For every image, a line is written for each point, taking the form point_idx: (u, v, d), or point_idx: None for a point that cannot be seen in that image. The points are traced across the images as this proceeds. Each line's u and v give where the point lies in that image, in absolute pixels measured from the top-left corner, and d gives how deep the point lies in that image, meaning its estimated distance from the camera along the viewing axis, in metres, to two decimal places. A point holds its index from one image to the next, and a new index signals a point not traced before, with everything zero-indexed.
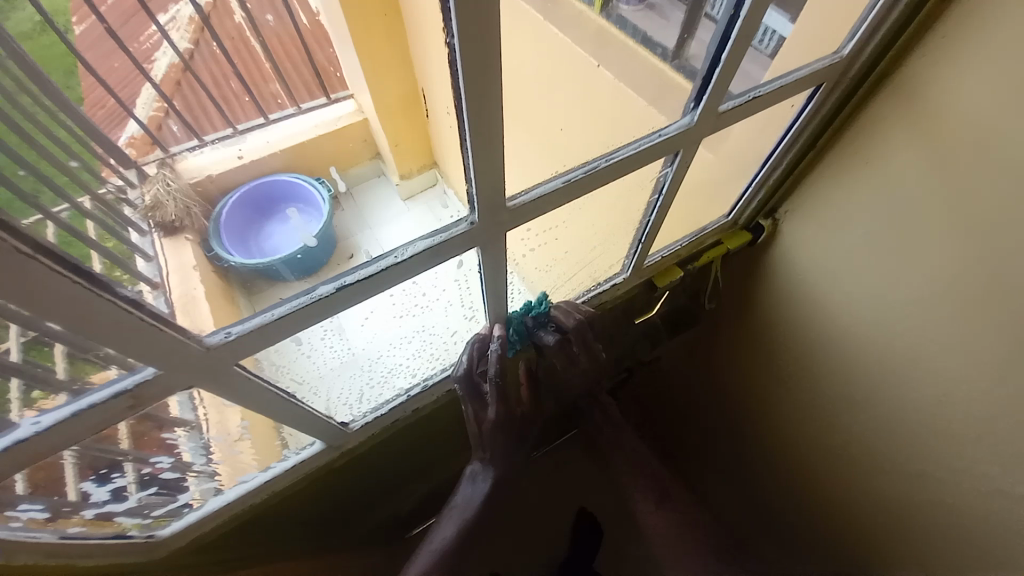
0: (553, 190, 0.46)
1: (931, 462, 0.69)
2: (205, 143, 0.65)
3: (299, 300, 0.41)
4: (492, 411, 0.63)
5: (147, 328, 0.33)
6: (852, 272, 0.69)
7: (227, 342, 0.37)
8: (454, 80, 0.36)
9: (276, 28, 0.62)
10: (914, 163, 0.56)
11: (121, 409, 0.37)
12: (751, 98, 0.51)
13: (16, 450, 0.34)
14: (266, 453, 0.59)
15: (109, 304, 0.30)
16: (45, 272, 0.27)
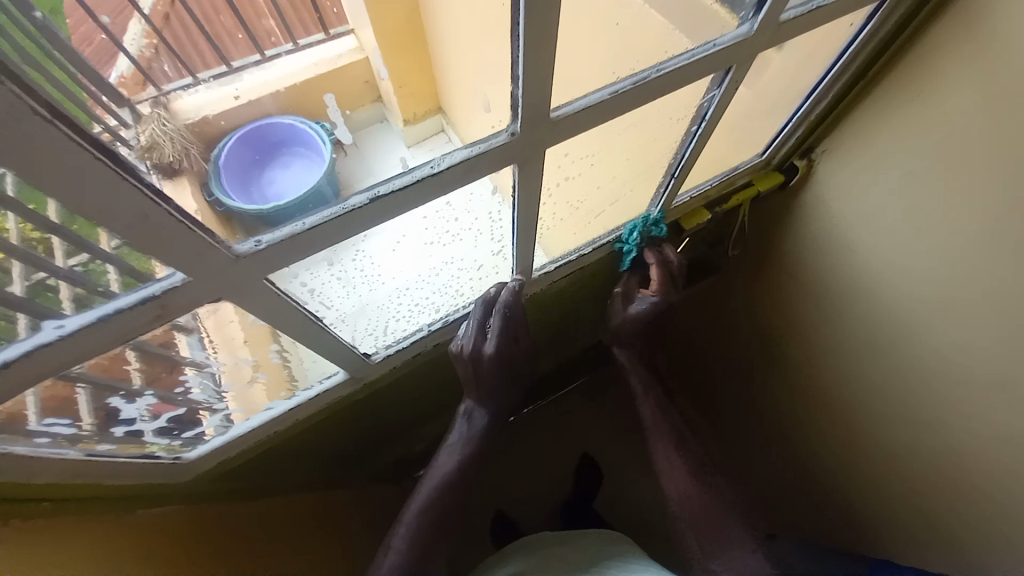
0: (598, 101, 0.43)
1: (954, 402, 0.69)
2: (200, 82, 0.57)
3: (330, 210, 0.40)
4: (490, 346, 0.61)
5: (174, 223, 0.33)
6: (887, 214, 0.66)
7: (256, 250, 0.37)
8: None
9: None
10: (971, 93, 0.53)
11: (147, 318, 0.38)
12: (813, 8, 0.47)
13: (39, 353, 0.35)
14: (277, 387, 0.59)
15: (133, 189, 0.30)
16: (61, 141, 0.26)
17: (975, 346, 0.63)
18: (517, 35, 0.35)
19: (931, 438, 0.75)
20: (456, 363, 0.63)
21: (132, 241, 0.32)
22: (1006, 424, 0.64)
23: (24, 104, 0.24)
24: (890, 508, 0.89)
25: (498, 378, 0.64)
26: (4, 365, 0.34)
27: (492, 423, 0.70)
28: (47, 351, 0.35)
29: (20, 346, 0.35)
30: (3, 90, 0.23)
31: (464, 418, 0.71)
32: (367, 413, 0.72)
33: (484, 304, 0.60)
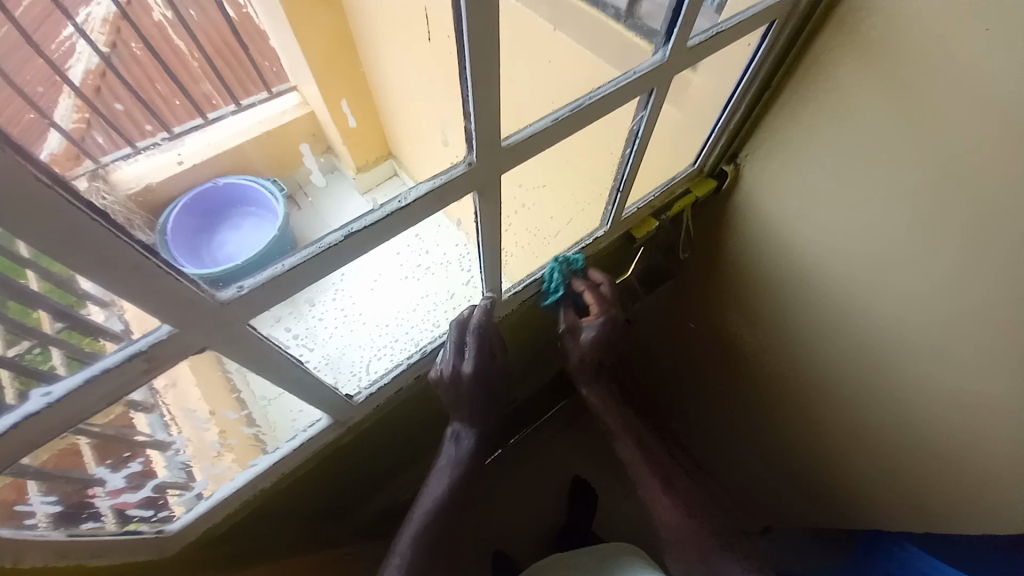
0: (542, 129, 0.48)
1: (898, 362, 0.76)
2: (139, 150, 0.54)
3: (308, 250, 0.42)
4: (469, 364, 0.62)
5: (162, 275, 0.34)
6: (810, 201, 0.74)
7: (240, 294, 0.39)
8: (453, 27, 0.37)
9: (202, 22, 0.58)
10: (858, 90, 0.62)
11: (133, 374, 0.38)
12: (714, 34, 0.57)
13: (28, 424, 0.35)
14: (244, 451, 0.57)
15: (126, 245, 0.31)
16: (64, 203, 0.28)
17: (903, 307, 0.70)
18: (467, 79, 0.39)
19: (885, 399, 0.82)
20: (436, 385, 0.63)
21: (124, 294, 0.33)
22: (947, 378, 0.71)
23: (29, 172, 0.26)
24: (867, 476, 0.95)
25: (479, 396, 0.64)
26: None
27: (478, 443, 0.69)
28: (34, 421, 0.36)
29: (7, 419, 0.35)
30: (8, 159, 0.25)
31: (450, 441, 0.70)
32: (354, 457, 0.71)
33: (460, 323, 0.62)
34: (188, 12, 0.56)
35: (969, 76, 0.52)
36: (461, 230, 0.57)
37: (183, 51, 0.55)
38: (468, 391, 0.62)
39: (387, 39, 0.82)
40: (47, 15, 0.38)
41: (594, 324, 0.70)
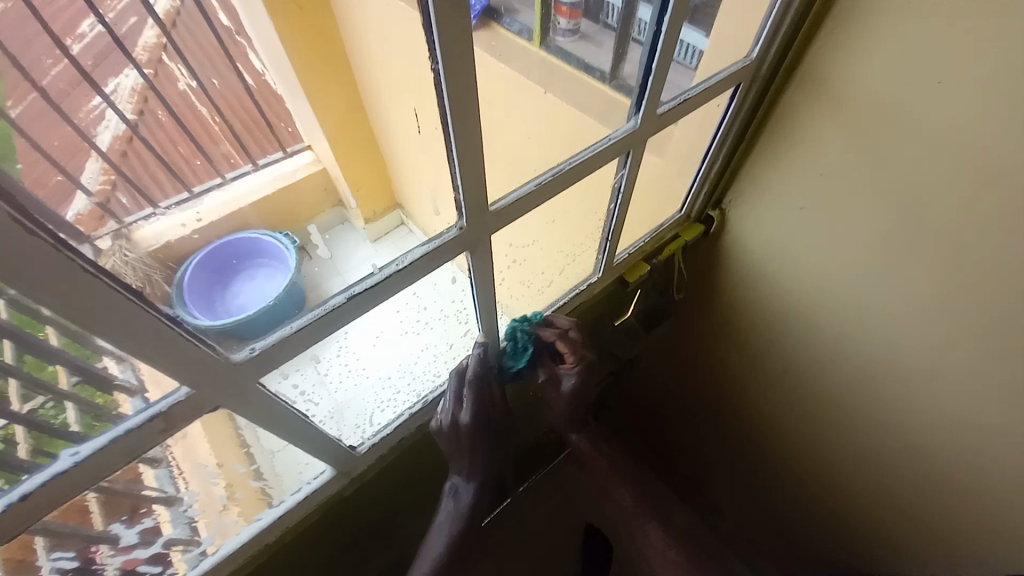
0: (526, 194, 0.52)
1: (901, 392, 0.77)
2: (161, 211, 0.66)
3: (314, 312, 0.45)
4: (466, 412, 0.63)
5: (184, 342, 0.37)
6: (796, 240, 0.78)
7: (251, 356, 0.42)
8: (442, 111, 0.43)
9: (223, 90, 0.83)
10: (825, 141, 0.67)
11: (154, 433, 0.41)
12: (682, 101, 0.62)
13: (56, 482, 0.38)
14: (249, 504, 0.59)
15: (151, 318, 0.35)
16: (102, 286, 0.32)
17: (897, 337, 0.73)
18: (453, 154, 0.44)
19: (893, 430, 0.82)
20: (436, 433, 0.64)
21: (148, 360, 0.37)
22: (950, 406, 0.72)
23: (75, 264, 0.30)
24: (888, 512, 0.93)
25: (480, 443, 0.66)
26: (24, 497, 0.37)
27: (478, 496, 0.69)
28: (61, 479, 0.38)
29: (37, 477, 0.37)
30: (60, 257, 0.29)
31: (450, 495, 0.70)
32: (362, 507, 0.71)
33: (458, 373, 0.64)
34: (211, 84, 0.80)
35: (926, 124, 0.57)
36: (456, 286, 0.61)
37: (205, 118, 0.79)
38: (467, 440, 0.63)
39: (404, 110, 0.94)
40: (73, 86, 0.46)
41: (572, 374, 0.71)
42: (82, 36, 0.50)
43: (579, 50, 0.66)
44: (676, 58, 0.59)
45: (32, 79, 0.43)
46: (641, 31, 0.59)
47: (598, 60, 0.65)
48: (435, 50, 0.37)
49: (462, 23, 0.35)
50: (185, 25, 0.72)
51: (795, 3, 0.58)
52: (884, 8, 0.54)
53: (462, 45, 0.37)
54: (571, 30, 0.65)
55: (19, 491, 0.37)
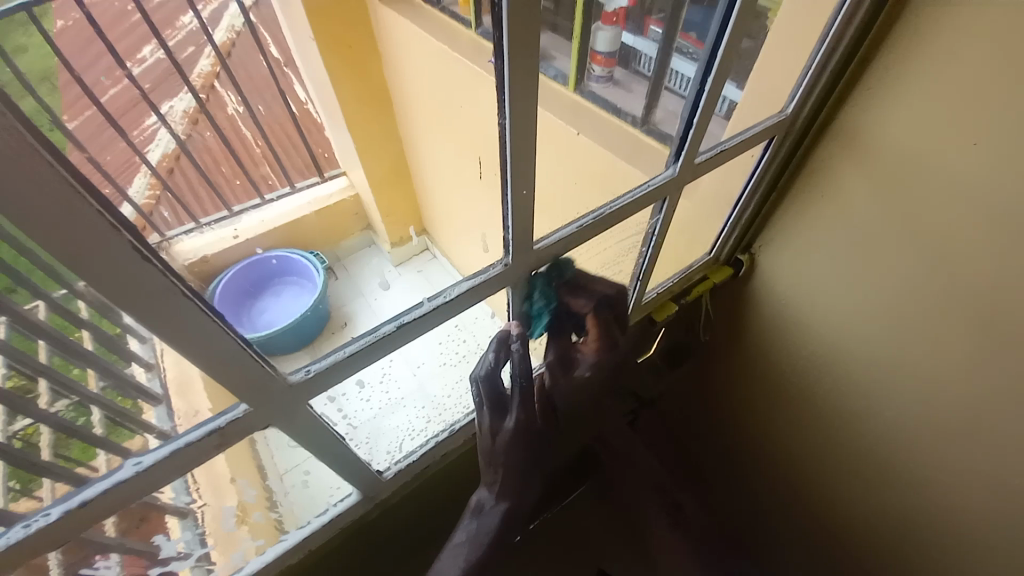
0: (570, 233, 0.55)
1: (948, 455, 0.74)
2: (203, 227, 0.74)
3: (364, 338, 0.47)
4: (511, 421, 0.61)
5: (252, 363, 0.40)
6: (830, 290, 0.78)
7: (307, 376, 0.44)
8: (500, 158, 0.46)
9: (270, 116, 1.09)
10: (859, 196, 0.68)
11: (211, 446, 0.43)
12: (718, 152, 0.64)
13: (115, 490, 0.39)
14: (266, 530, 0.60)
15: (230, 339, 0.38)
16: (197, 310, 0.35)
17: (940, 397, 0.71)
18: (506, 193, 0.47)
19: (940, 494, 0.78)
20: (477, 442, 0.63)
21: (220, 379, 0.39)
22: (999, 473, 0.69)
23: (179, 289, 0.34)
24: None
25: (516, 458, 0.64)
26: (84, 503, 0.39)
27: (503, 520, 0.68)
28: (120, 488, 0.40)
29: (100, 485, 0.39)
30: (164, 281, 0.33)
31: (474, 514, 0.69)
32: (379, 537, 0.70)
33: (488, 374, 0.60)
34: (257, 110, 1.04)
35: (963, 184, 0.57)
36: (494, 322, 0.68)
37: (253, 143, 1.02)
38: (507, 455, 0.61)
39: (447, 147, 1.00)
40: (131, 103, 0.58)
41: (592, 354, 0.74)
42: (142, 60, 0.65)
43: (611, 95, 0.70)
44: (716, 113, 0.62)
45: (92, 96, 0.49)
46: (677, 82, 0.65)
47: (630, 106, 0.70)
48: (502, 104, 0.41)
49: (531, 77, 0.39)
50: (237, 56, 0.96)
51: (833, 62, 0.61)
52: (920, 69, 0.56)
53: (525, 101, 0.40)
54: (605, 77, 0.69)
55: (79, 498, 0.39)
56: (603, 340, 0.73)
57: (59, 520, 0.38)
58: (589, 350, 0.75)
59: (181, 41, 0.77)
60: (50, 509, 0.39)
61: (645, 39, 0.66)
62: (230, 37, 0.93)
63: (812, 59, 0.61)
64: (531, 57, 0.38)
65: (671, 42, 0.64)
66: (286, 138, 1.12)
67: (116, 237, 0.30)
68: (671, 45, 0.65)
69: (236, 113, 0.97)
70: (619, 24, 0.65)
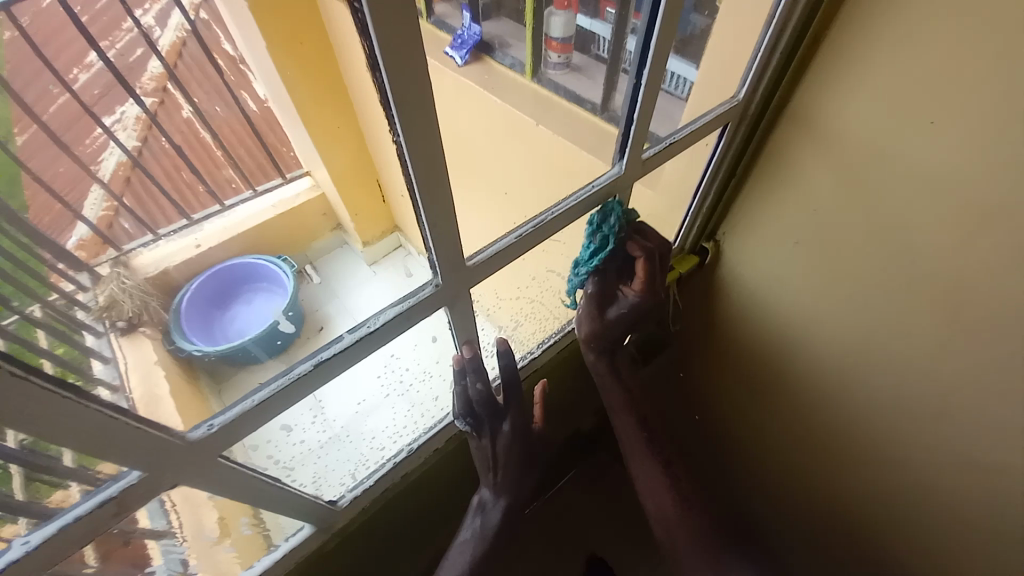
0: (506, 245, 0.54)
1: (918, 429, 0.74)
2: (160, 238, 0.84)
3: (279, 381, 0.44)
4: (508, 425, 0.63)
5: (133, 431, 0.35)
6: (795, 274, 0.77)
7: (209, 433, 0.40)
8: (405, 173, 0.43)
9: (226, 115, 0.97)
10: (819, 178, 0.66)
11: (107, 516, 0.39)
12: (671, 141, 0.62)
13: (7, 572, 0.36)
14: (247, 551, 0.58)
15: (95, 412, 0.33)
16: (37, 389, 0.30)
17: (908, 376, 0.71)
18: (423, 209, 0.43)
19: (916, 468, 0.78)
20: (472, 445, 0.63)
21: (94, 451, 0.35)
22: (965, 446, 0.69)
23: (3, 369, 0.29)
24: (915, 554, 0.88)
25: (516, 456, 0.64)
26: None
27: (506, 516, 0.67)
28: (11, 570, 0.36)
29: None
30: None
31: (476, 512, 0.68)
32: (350, 560, 0.68)
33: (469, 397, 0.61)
34: (214, 111, 0.94)
35: (921, 161, 0.56)
36: (438, 343, 0.65)
37: (209, 143, 0.94)
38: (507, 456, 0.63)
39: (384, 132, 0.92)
40: (71, 119, 0.56)
41: (633, 297, 0.69)
42: (89, 66, 0.61)
43: (571, 83, 0.66)
44: (664, 90, 0.58)
45: (31, 112, 0.51)
46: (629, 62, 0.58)
47: (590, 92, 0.65)
48: (394, 120, 0.37)
49: (426, 81, 0.36)
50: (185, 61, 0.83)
51: (782, 41, 0.58)
52: (870, 45, 0.53)
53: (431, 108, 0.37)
54: (563, 63, 0.66)
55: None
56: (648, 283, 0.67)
57: None
58: (633, 292, 0.69)
59: (125, 44, 0.67)
60: None
61: (601, 22, 0.62)
62: (179, 38, 0.80)
63: (761, 41, 0.58)
64: (424, 61, 0.34)
65: (624, 26, 0.59)
66: (244, 141, 1.01)
67: None
68: (625, 26, 0.59)
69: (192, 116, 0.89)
70: (572, 7, 0.62)
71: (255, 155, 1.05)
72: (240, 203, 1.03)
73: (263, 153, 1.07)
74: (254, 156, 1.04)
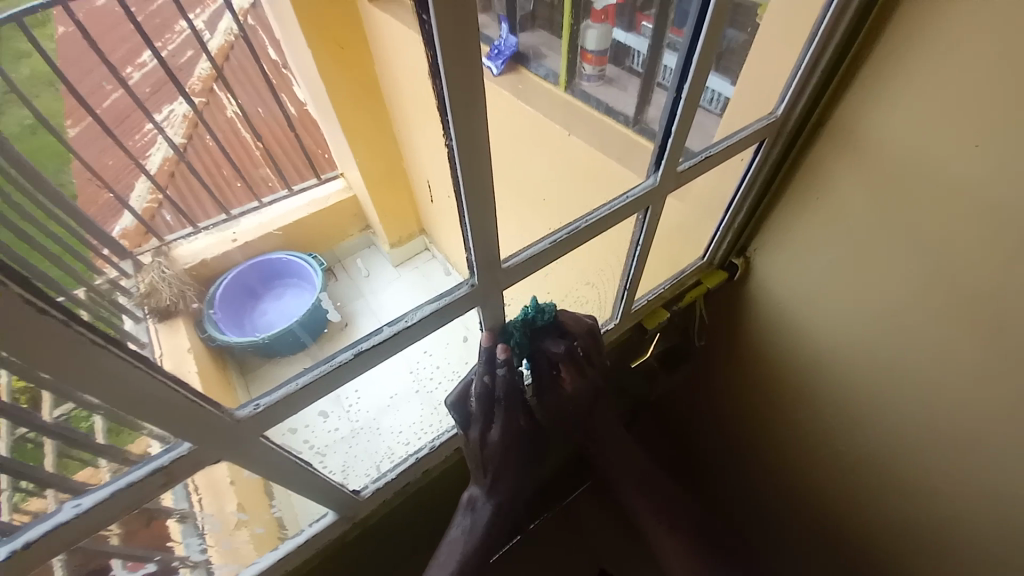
0: (540, 249, 0.55)
1: (954, 460, 0.71)
2: (198, 231, 0.82)
3: (320, 367, 0.47)
4: (496, 432, 0.64)
5: (189, 403, 0.38)
6: (827, 294, 0.76)
7: (255, 413, 0.43)
8: (454, 173, 0.44)
9: (265, 116, 1.03)
10: (859, 198, 0.65)
11: (153, 487, 0.42)
12: (707, 155, 0.62)
13: (56, 533, 0.39)
14: (264, 539, 0.60)
15: (158, 382, 0.36)
16: (112, 359, 0.33)
17: (945, 403, 0.68)
18: (463, 210, 0.45)
19: (949, 501, 0.75)
20: (462, 450, 0.64)
21: (154, 420, 0.38)
22: (1003, 479, 0.67)
23: (85, 336, 0.31)
24: None
25: (504, 461, 0.66)
26: (26, 545, 0.38)
27: (493, 515, 0.70)
28: (63, 529, 0.39)
29: (41, 527, 0.39)
30: (71, 333, 0.31)
31: (466, 509, 0.70)
32: (368, 550, 0.70)
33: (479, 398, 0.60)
34: (255, 112, 1.00)
35: (965, 184, 0.55)
36: (468, 344, 0.66)
37: (247, 142, 0.99)
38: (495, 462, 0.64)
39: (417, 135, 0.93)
40: (122, 116, 0.60)
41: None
42: (143, 65, 0.65)
43: (603, 94, 0.66)
44: (701, 106, 0.59)
45: (88, 106, 0.54)
46: (665, 77, 0.60)
47: (622, 105, 0.66)
48: (449, 122, 0.39)
49: (478, 87, 0.37)
50: (235, 62, 0.88)
51: (825, 56, 0.58)
52: (917, 64, 0.53)
53: (476, 114, 0.39)
54: (597, 75, 0.67)
55: (22, 539, 0.38)
56: None
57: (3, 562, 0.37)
58: None
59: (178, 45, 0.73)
60: None
61: (637, 36, 0.63)
62: (228, 41, 0.85)
63: (802, 58, 0.59)
64: (475, 68, 0.36)
65: (662, 40, 0.60)
66: (282, 142, 1.06)
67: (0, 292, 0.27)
68: (662, 41, 0.60)
69: (235, 116, 0.94)
70: (609, 22, 0.63)
71: (291, 154, 1.09)
72: (277, 200, 1.04)
73: (299, 152, 1.10)
74: (290, 155, 1.08)
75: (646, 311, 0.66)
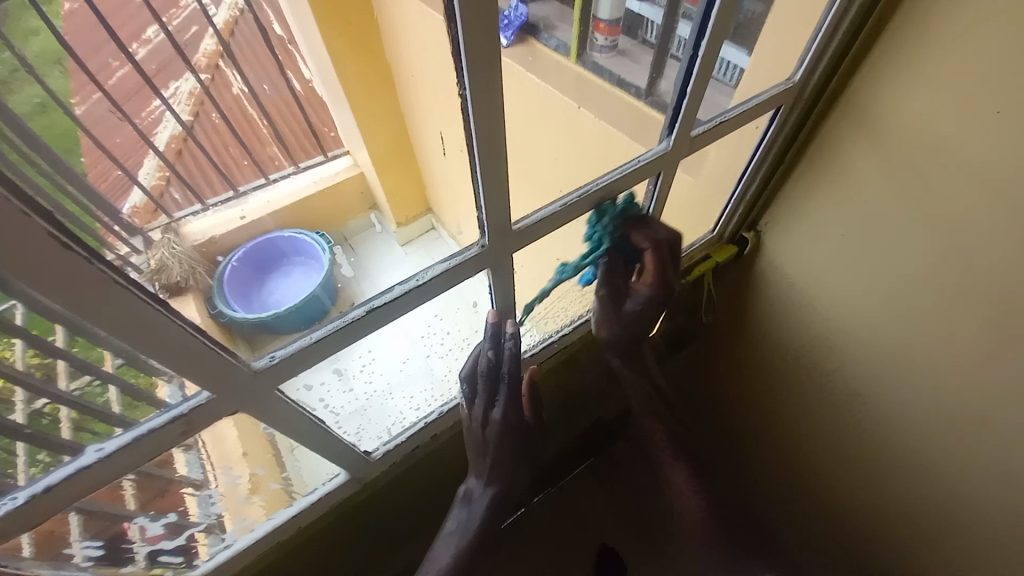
0: (551, 213, 0.55)
1: (956, 437, 0.72)
2: (207, 208, 0.81)
3: (334, 323, 0.47)
4: (499, 413, 0.63)
5: (207, 351, 0.39)
6: (836, 268, 0.75)
7: (271, 364, 0.44)
8: (467, 135, 0.44)
9: (273, 94, 0.98)
10: (874, 166, 0.64)
11: (174, 434, 0.43)
12: (718, 123, 0.61)
13: (80, 476, 0.40)
14: (274, 499, 0.61)
15: (180, 329, 0.37)
16: (135, 300, 0.34)
17: (949, 379, 0.68)
18: (476, 171, 0.45)
19: (947, 477, 0.76)
20: (466, 431, 0.64)
21: (174, 365, 0.38)
22: (1002, 455, 0.67)
23: (109, 277, 0.32)
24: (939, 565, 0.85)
25: (506, 447, 0.65)
26: (48, 488, 0.39)
27: (491, 509, 0.68)
28: (84, 473, 0.40)
29: (63, 471, 0.40)
30: (97, 272, 0.31)
31: (463, 504, 0.70)
32: (376, 512, 0.72)
33: (487, 375, 0.61)
34: (262, 89, 0.94)
35: (983, 153, 0.53)
36: (477, 311, 0.67)
37: (255, 120, 0.93)
38: (496, 446, 0.63)
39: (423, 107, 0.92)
40: (130, 94, 0.56)
41: (645, 291, 0.70)
42: (148, 41, 0.59)
43: (615, 66, 0.64)
44: (714, 74, 0.57)
45: (98, 81, 0.51)
46: (678, 46, 0.58)
47: (633, 76, 0.64)
48: (463, 77, 0.39)
49: (491, 44, 0.37)
50: (240, 37, 0.82)
51: (846, 20, 0.56)
52: (935, 25, 0.51)
53: (487, 74, 0.38)
54: (610, 46, 0.64)
55: (45, 482, 0.39)
56: (659, 273, 0.68)
57: (25, 504, 0.38)
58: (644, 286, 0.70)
59: (185, 20, 0.66)
60: (17, 492, 0.39)
61: (651, 5, 0.61)
62: (233, 15, 0.78)
63: (823, 22, 0.56)
64: (491, 25, 0.35)
65: (677, 8, 0.58)
66: (289, 118, 1.01)
67: (27, 223, 0.27)
68: (678, 10, 0.58)
69: (242, 93, 0.88)
70: None
71: (298, 129, 1.03)
72: (284, 177, 0.99)
73: (306, 128, 1.06)
74: (296, 130, 1.03)
75: (657, 287, 0.68)
